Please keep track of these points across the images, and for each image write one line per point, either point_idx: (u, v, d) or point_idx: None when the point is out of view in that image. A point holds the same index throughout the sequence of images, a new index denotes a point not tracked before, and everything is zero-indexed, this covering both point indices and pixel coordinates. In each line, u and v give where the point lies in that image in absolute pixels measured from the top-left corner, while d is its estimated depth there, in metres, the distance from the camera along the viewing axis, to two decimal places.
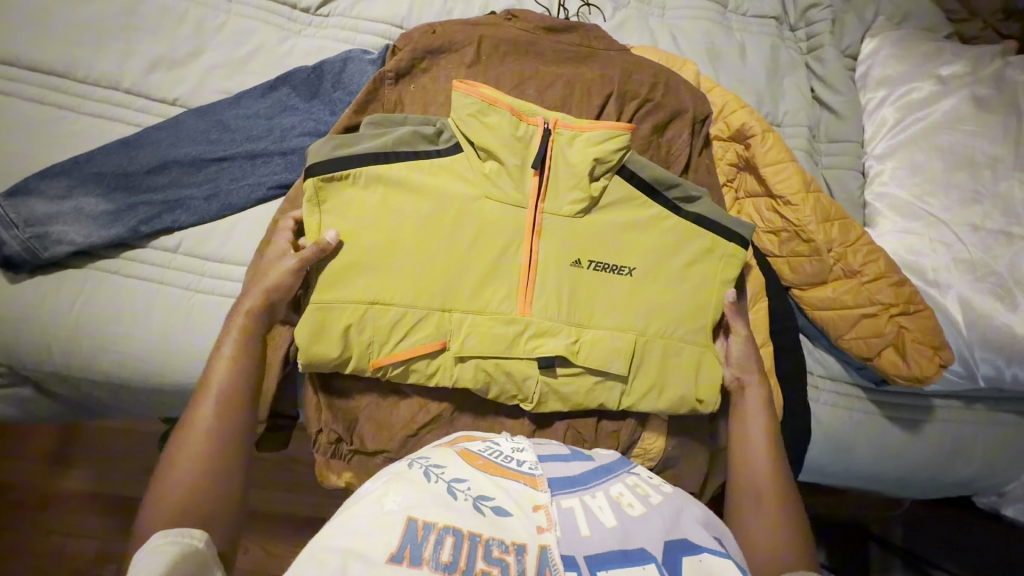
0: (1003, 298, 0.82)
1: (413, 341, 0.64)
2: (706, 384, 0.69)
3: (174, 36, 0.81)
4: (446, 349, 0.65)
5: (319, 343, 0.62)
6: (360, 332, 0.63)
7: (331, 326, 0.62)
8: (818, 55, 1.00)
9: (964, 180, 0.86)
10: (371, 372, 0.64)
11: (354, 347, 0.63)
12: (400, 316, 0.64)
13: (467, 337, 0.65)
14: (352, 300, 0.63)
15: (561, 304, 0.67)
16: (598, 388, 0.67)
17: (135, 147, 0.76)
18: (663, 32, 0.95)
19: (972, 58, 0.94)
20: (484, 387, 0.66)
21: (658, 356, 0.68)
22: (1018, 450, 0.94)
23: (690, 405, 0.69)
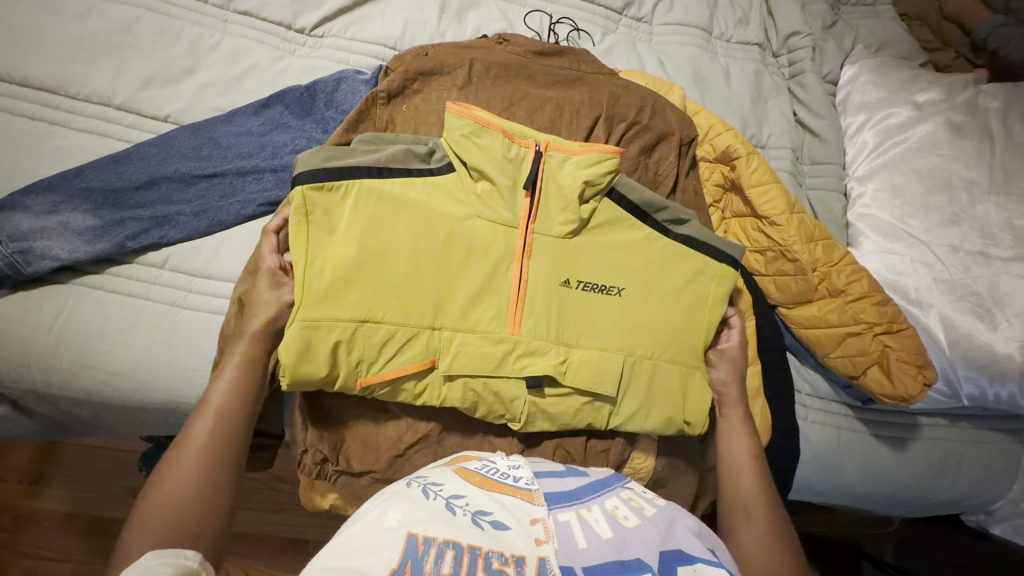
0: (983, 317, 0.83)
1: (401, 360, 0.64)
2: (693, 406, 0.70)
3: (168, 54, 0.82)
4: (435, 369, 0.65)
5: (306, 361, 0.61)
6: (349, 351, 0.62)
7: (319, 344, 0.61)
8: (801, 81, 1.03)
9: (943, 202, 0.89)
10: (358, 391, 0.64)
11: (342, 366, 0.62)
12: (389, 335, 0.63)
13: (458, 357, 0.65)
14: (341, 318, 0.62)
15: (552, 324, 0.67)
16: (587, 407, 0.67)
17: (125, 163, 0.75)
18: (651, 57, 0.98)
19: (947, 85, 0.97)
20: (473, 406, 0.66)
21: (648, 377, 0.68)
22: (1003, 468, 0.95)
23: (678, 426, 0.69)
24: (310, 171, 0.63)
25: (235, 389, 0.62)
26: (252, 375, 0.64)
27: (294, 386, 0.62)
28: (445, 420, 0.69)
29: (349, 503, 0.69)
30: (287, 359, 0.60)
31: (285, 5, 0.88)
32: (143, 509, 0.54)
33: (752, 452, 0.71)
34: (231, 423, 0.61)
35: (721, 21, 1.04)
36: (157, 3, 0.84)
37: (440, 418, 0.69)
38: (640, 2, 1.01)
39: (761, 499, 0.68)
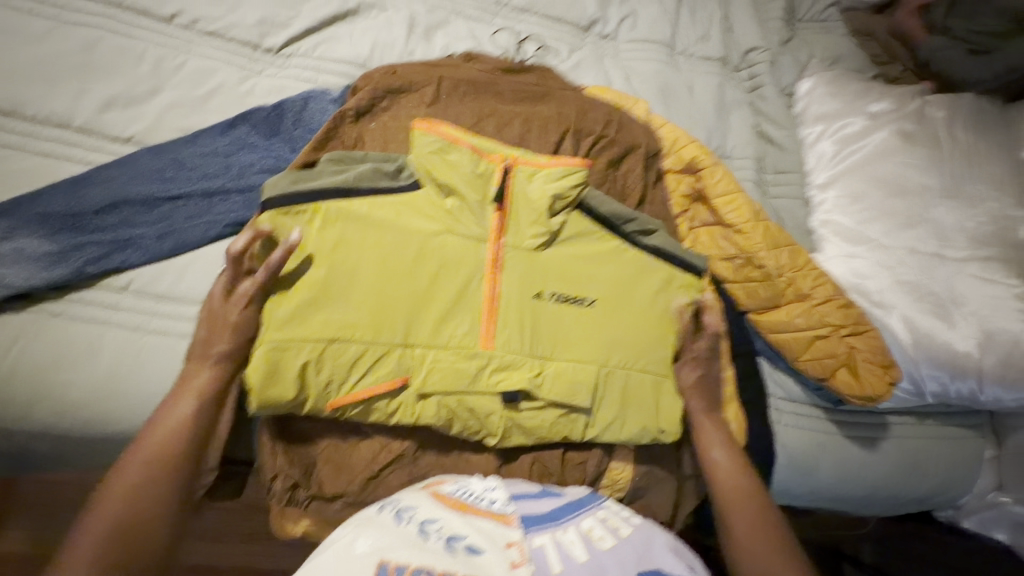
0: (942, 316, 0.87)
1: (374, 379, 0.63)
2: (667, 414, 0.70)
3: (131, 75, 0.81)
4: (407, 386, 0.64)
5: (274, 383, 0.60)
6: (318, 371, 0.61)
7: (287, 365, 0.60)
8: (761, 94, 1.07)
9: (898, 207, 0.92)
10: (329, 412, 0.63)
11: (311, 387, 0.61)
12: (360, 353, 0.62)
13: (430, 374, 0.64)
14: (310, 338, 0.61)
15: (525, 338, 0.67)
16: (563, 420, 0.67)
17: (85, 185, 0.73)
18: (617, 72, 1.01)
19: (898, 96, 1.02)
20: (448, 424, 0.65)
21: (624, 387, 0.69)
22: (970, 462, 0.98)
23: (653, 435, 0.69)
24: (281, 194, 0.63)
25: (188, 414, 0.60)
26: (208, 402, 0.62)
27: (261, 410, 0.60)
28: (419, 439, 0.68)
29: (323, 529, 0.67)
30: (254, 383, 0.59)
31: (252, 25, 0.87)
32: (83, 528, 0.54)
33: (730, 453, 0.71)
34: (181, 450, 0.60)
35: (684, 38, 1.08)
36: (119, 24, 0.83)
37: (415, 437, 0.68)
38: (605, 20, 1.04)
39: (746, 500, 0.68)
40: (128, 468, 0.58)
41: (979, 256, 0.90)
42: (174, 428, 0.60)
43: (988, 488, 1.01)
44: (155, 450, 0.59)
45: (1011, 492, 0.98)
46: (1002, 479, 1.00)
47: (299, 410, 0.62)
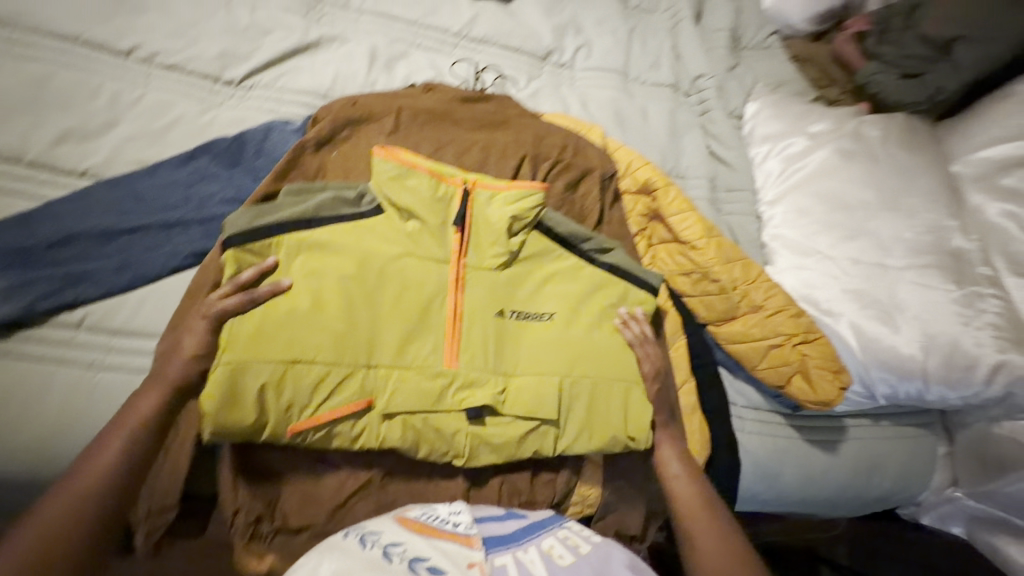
0: (887, 322, 0.91)
1: (337, 402, 0.63)
2: (635, 421, 0.71)
3: (87, 109, 0.80)
4: (372, 408, 0.64)
5: (231, 409, 0.59)
6: (278, 396, 0.61)
7: (244, 390, 0.60)
8: (711, 117, 1.13)
9: (841, 220, 0.98)
10: (289, 438, 0.62)
11: (270, 411, 0.61)
12: (322, 374, 0.62)
13: (394, 394, 0.65)
14: (270, 362, 0.61)
15: (488, 355, 0.68)
16: (530, 435, 0.68)
17: (37, 220, 0.72)
18: (574, 98, 1.05)
19: (835, 116, 1.08)
20: (414, 446, 0.65)
21: (588, 399, 0.70)
22: (925, 460, 1.02)
23: (623, 444, 0.70)
24: (239, 233, 0.63)
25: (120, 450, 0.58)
26: (144, 437, 0.60)
27: (218, 437, 0.60)
28: (387, 465, 0.68)
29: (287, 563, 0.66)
30: (211, 410, 0.59)
31: (212, 58, 0.88)
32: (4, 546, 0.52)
33: (687, 465, 0.73)
34: (107, 488, 0.57)
35: (636, 66, 1.13)
36: (74, 59, 0.82)
37: (383, 463, 0.68)
38: (562, 50, 1.09)
39: (704, 511, 0.68)
40: (48, 506, 0.55)
41: (917, 265, 0.94)
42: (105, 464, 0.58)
43: (944, 484, 1.05)
44: (80, 487, 0.56)
45: (964, 486, 1.03)
46: (956, 475, 1.04)
47: (257, 437, 0.61)
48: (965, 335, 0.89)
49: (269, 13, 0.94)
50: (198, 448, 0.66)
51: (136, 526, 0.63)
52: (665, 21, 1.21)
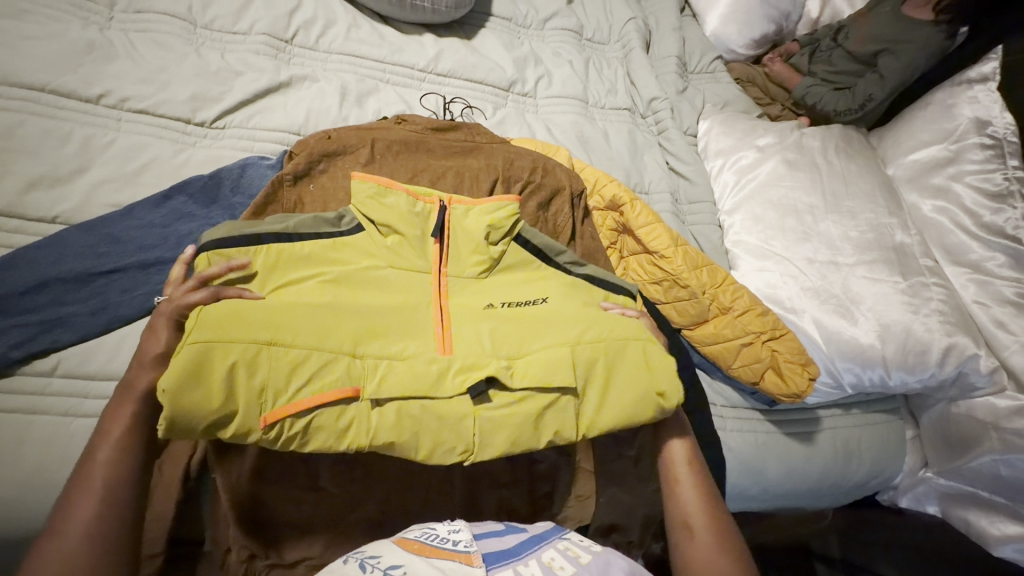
0: (845, 315, 0.97)
1: (324, 385, 0.58)
2: (664, 376, 0.65)
3: (57, 155, 0.80)
4: (359, 397, 0.59)
5: (194, 390, 0.52)
6: (249, 377, 0.55)
7: (211, 369, 0.53)
8: (667, 136, 1.21)
9: (794, 223, 1.05)
10: (263, 431, 0.54)
11: (240, 396, 0.54)
12: (304, 355, 0.58)
13: (386, 377, 0.61)
14: (243, 340, 0.55)
15: (481, 341, 0.67)
16: (547, 414, 0.63)
17: (7, 268, 0.71)
18: (539, 124, 1.11)
19: (778, 131, 1.17)
20: (412, 437, 0.59)
21: (595, 368, 0.66)
22: (895, 444, 1.08)
23: (656, 404, 0.64)
24: (218, 239, 0.63)
25: (105, 499, 0.50)
26: (128, 477, 0.52)
27: (172, 427, 0.51)
28: (385, 490, 0.68)
29: None
30: (168, 384, 0.50)
31: (184, 101, 0.90)
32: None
33: (691, 464, 0.69)
34: (103, 547, 0.48)
35: (595, 92, 1.21)
36: (42, 106, 0.82)
37: (377, 490, 0.68)
38: (524, 80, 1.16)
39: (704, 517, 0.63)
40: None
41: (865, 260, 1.01)
42: (89, 520, 0.48)
43: (916, 466, 1.10)
44: (64, 552, 0.47)
45: (933, 467, 1.06)
46: (926, 456, 1.10)
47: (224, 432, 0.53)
48: (916, 322, 0.96)
49: (240, 57, 0.98)
50: (184, 493, 0.66)
51: None
52: (616, 51, 1.31)
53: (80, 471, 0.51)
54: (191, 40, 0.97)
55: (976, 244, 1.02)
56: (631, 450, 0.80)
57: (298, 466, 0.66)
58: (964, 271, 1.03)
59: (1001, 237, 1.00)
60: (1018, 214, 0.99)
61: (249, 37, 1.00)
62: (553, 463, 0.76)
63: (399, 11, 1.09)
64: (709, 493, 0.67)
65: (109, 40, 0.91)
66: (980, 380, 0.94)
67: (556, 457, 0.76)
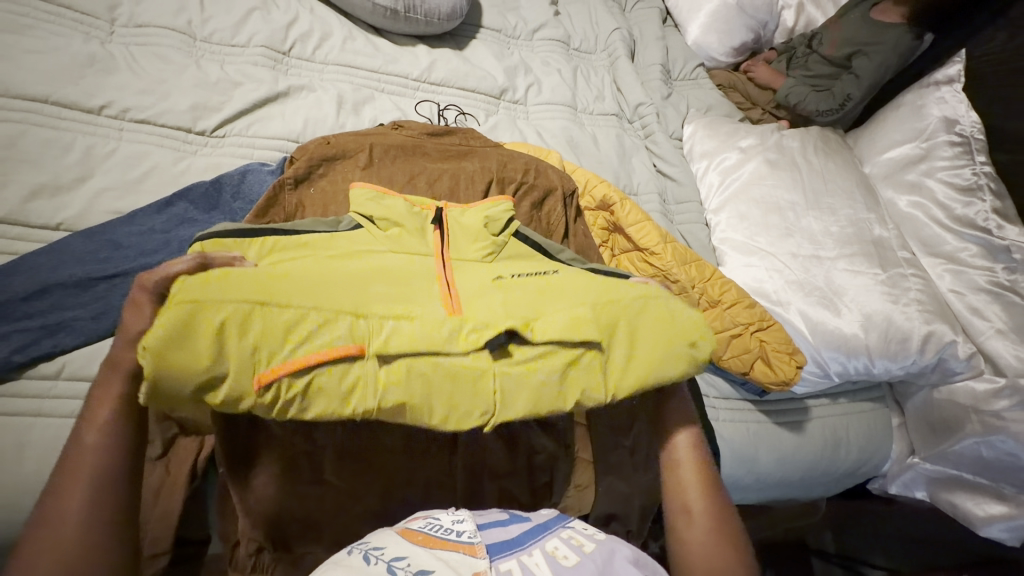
0: (829, 306, 1.01)
1: (327, 343, 0.55)
2: (695, 330, 0.67)
3: (59, 164, 0.82)
4: (365, 356, 0.57)
5: (182, 350, 0.50)
6: (242, 335, 0.52)
7: (202, 328, 0.50)
8: (653, 139, 1.25)
9: (778, 220, 1.09)
10: (267, 392, 0.52)
11: (234, 355, 0.52)
12: (301, 314, 0.55)
13: (394, 335, 0.58)
14: (235, 298, 0.53)
15: (492, 305, 0.65)
16: (570, 372, 0.63)
17: (10, 275, 0.72)
18: (531, 130, 1.15)
19: (759, 132, 1.22)
20: (423, 399, 0.58)
21: (615, 325, 0.66)
22: (882, 431, 1.11)
23: (687, 352, 0.66)
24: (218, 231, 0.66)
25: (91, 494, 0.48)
26: (116, 472, 0.50)
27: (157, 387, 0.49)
28: (387, 481, 0.68)
29: None
30: (153, 343, 0.48)
31: (184, 111, 0.92)
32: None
33: (693, 445, 0.70)
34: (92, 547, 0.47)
35: (583, 99, 1.25)
36: (43, 117, 0.84)
37: (379, 482, 0.68)
38: (515, 88, 1.20)
39: (701, 501, 0.65)
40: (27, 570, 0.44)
41: (846, 253, 1.06)
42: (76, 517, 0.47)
43: (904, 453, 1.13)
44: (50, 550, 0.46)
45: (918, 452, 1.09)
46: (912, 444, 1.12)
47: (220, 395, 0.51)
48: (896, 311, 1.00)
49: (238, 68, 1.01)
50: (190, 490, 0.67)
51: None
52: (602, 60, 1.36)
53: (67, 460, 0.49)
54: (190, 53, 0.99)
55: (950, 236, 1.07)
56: (628, 439, 0.81)
57: (301, 463, 0.65)
58: (940, 262, 1.08)
59: (972, 230, 1.05)
60: (987, 206, 1.04)
61: (248, 49, 1.03)
62: (552, 453, 0.77)
63: (393, 23, 1.13)
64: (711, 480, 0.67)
65: (109, 53, 0.93)
66: (959, 365, 0.98)
67: (554, 448, 0.77)
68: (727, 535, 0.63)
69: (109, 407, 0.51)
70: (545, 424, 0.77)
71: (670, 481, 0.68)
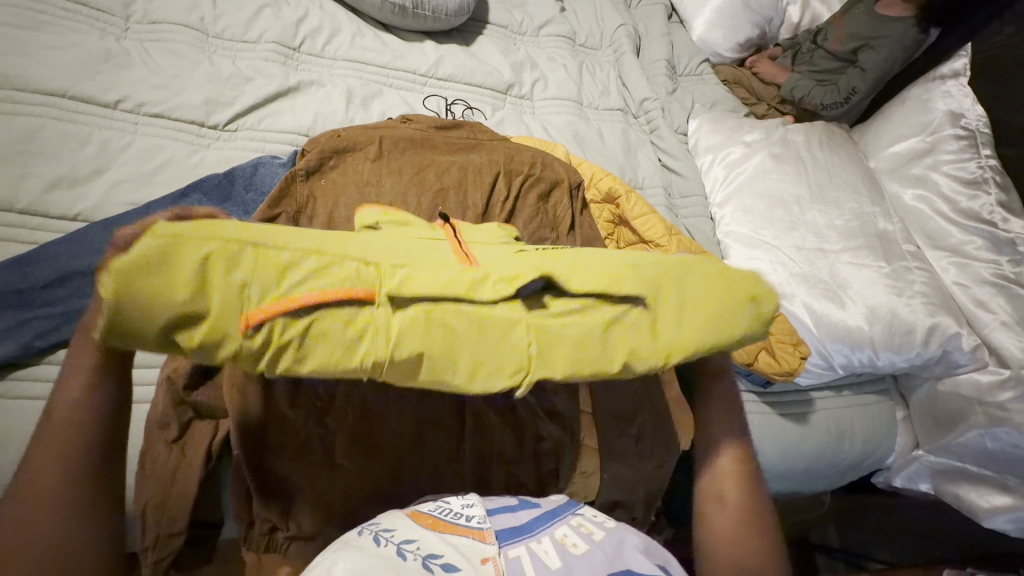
0: (834, 299, 1.02)
1: (333, 283, 0.47)
2: (759, 285, 0.59)
3: (76, 157, 0.84)
4: (377, 302, 0.48)
5: (154, 279, 0.41)
6: (227, 268, 0.43)
7: (180, 256, 0.42)
8: (658, 134, 1.26)
9: (783, 213, 1.10)
10: (259, 335, 0.44)
11: (218, 290, 0.43)
12: (302, 250, 0.47)
13: (412, 274, 0.50)
14: (224, 228, 0.44)
15: (525, 255, 0.57)
16: (618, 327, 0.54)
17: (31, 263, 0.74)
18: (537, 124, 1.16)
19: (764, 127, 1.23)
20: (445, 351, 0.50)
21: (672, 275, 0.56)
22: (886, 423, 1.11)
23: (751, 308, 0.58)
24: None
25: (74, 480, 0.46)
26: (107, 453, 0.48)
27: (121, 321, 0.41)
28: (396, 464, 0.70)
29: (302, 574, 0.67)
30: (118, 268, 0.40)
31: (197, 106, 0.94)
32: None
33: (733, 429, 0.67)
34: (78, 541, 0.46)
35: (589, 94, 1.26)
36: (61, 111, 0.86)
37: (388, 464, 0.69)
38: (521, 83, 1.21)
39: (736, 490, 0.64)
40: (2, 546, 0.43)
41: (850, 247, 1.06)
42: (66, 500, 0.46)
43: (908, 446, 1.13)
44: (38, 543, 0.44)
45: (923, 444, 1.10)
46: (916, 437, 1.12)
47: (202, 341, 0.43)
48: (901, 304, 1.00)
49: (249, 63, 1.03)
50: (206, 471, 0.68)
51: (144, 554, 0.64)
52: (607, 55, 1.37)
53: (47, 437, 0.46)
54: (203, 49, 1.01)
55: (955, 229, 1.08)
56: (633, 428, 0.82)
57: (312, 446, 0.67)
58: (944, 255, 1.08)
59: (976, 222, 1.06)
60: (992, 199, 1.04)
61: (259, 45, 1.05)
62: (558, 441, 0.78)
63: (400, 19, 1.15)
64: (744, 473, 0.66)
65: (124, 49, 0.95)
66: (963, 358, 0.99)
67: (560, 435, 0.78)
68: (759, 524, 0.63)
69: (90, 377, 0.47)
70: (550, 411, 0.78)
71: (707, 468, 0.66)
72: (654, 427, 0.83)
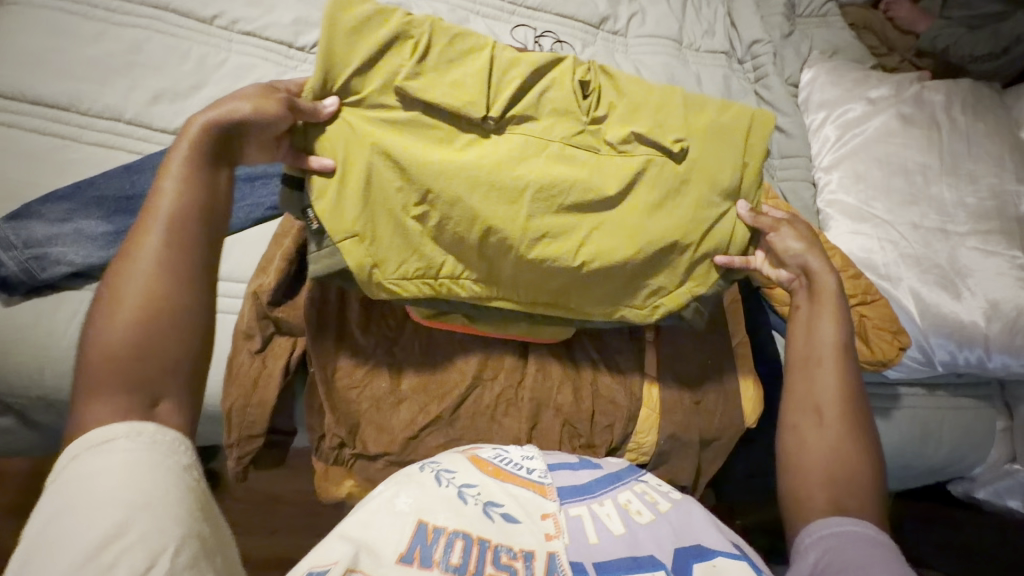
0: (948, 288, 0.90)
1: (462, 46, 0.62)
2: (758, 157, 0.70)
3: (177, 71, 0.86)
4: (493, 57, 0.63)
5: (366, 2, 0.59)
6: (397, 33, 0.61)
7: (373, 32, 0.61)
8: (765, 83, 1.11)
9: (901, 185, 0.96)
10: (412, 22, 0.60)
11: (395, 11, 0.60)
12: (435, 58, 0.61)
13: (514, 69, 0.63)
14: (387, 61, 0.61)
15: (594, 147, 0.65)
16: (674, 115, 0.67)
17: (137, 171, 0.78)
18: (629, 64, 1.06)
19: (897, 81, 1.06)
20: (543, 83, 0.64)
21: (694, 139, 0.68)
22: (982, 429, 1.01)
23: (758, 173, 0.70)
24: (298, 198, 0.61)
25: (148, 299, 0.47)
26: (199, 235, 0.50)
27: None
28: (458, 404, 0.71)
29: (364, 488, 0.72)
30: None
31: (286, 25, 0.93)
32: (101, 330, 0.46)
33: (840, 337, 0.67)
34: (159, 356, 0.46)
35: (691, 33, 1.13)
36: (164, 25, 0.88)
37: (452, 399, 0.71)
38: (616, 17, 1.10)
39: (837, 411, 0.65)
40: (110, 324, 0.46)
41: (979, 230, 0.94)
42: (148, 312, 0.46)
43: (1002, 458, 1.04)
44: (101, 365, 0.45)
45: (1022, 459, 1.02)
46: (1015, 449, 1.03)
47: (361, 6, 0.58)
48: None
49: None
50: (283, 384, 0.72)
51: (229, 450, 0.71)
52: None
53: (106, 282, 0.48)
54: None
55: None
56: (698, 398, 0.78)
57: (379, 374, 0.71)
58: None
59: None
60: None
61: None
62: (619, 401, 0.75)
63: None
64: (842, 376, 0.66)
65: None
66: None
67: (621, 396, 0.75)
68: (860, 439, 0.65)
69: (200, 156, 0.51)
70: (612, 369, 0.76)
71: (808, 377, 0.67)
72: (720, 400, 0.78)
